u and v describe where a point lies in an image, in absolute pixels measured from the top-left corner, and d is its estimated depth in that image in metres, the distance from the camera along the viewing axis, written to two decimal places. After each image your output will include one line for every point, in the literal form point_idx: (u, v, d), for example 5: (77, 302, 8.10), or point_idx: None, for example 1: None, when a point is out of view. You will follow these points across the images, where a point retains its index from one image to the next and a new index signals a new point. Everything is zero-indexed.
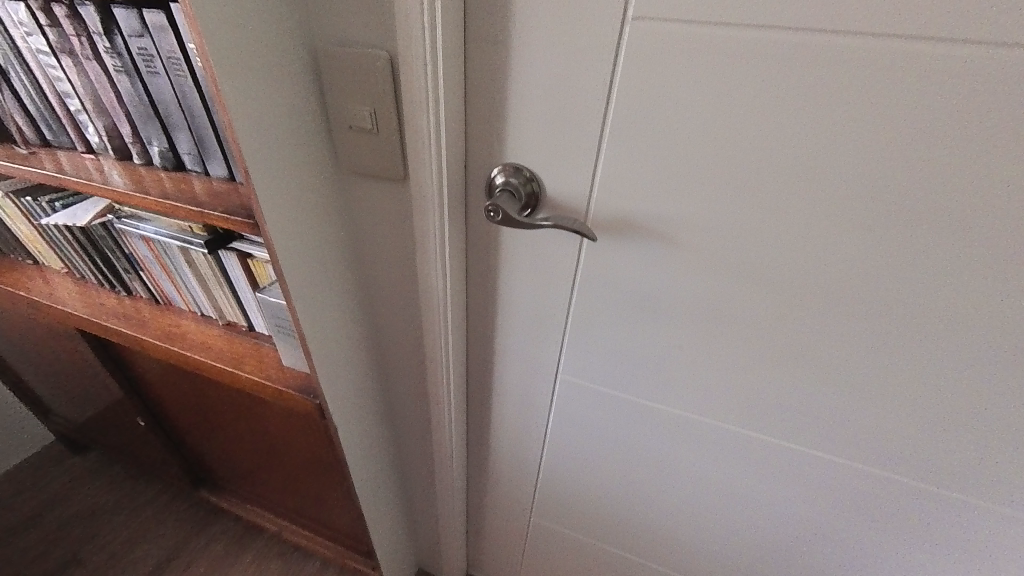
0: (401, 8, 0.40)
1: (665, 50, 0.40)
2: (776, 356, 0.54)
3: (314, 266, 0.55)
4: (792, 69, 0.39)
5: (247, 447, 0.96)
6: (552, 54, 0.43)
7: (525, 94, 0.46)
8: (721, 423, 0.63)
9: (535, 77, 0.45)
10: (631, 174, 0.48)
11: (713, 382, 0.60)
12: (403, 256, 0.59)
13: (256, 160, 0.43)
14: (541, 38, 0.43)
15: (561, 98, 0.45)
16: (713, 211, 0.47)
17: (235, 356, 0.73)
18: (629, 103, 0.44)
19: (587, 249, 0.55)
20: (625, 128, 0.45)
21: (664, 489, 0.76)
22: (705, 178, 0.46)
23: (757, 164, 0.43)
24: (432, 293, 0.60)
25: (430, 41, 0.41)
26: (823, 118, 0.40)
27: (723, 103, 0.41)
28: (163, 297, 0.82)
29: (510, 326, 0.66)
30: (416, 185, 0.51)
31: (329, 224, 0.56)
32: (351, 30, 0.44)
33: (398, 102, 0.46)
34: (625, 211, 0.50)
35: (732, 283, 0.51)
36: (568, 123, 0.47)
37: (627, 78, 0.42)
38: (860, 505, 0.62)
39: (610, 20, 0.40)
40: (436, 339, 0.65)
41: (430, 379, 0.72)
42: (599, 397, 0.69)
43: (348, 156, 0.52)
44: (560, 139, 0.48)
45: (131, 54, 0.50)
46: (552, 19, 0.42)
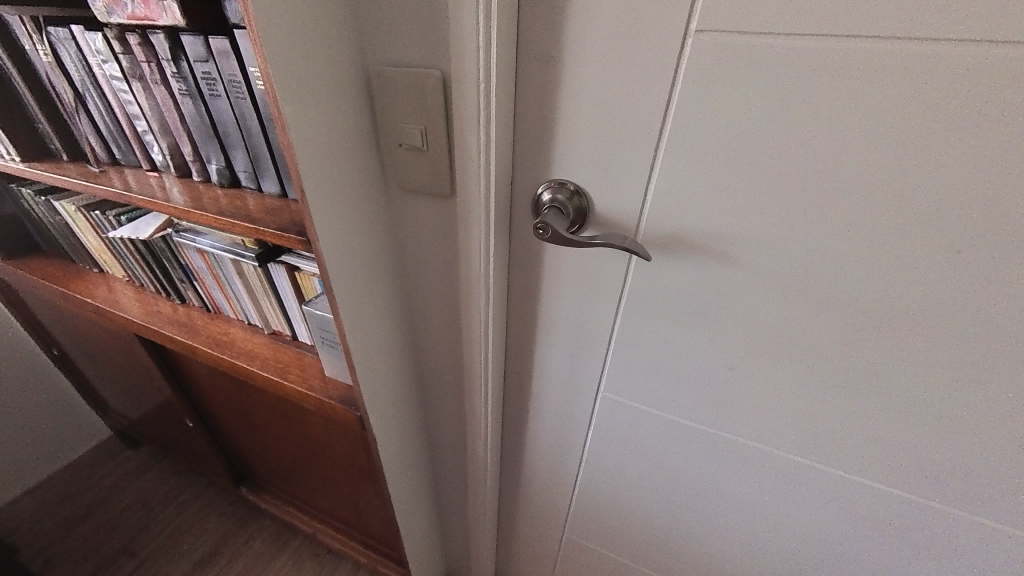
0: (456, 28, 0.40)
1: (730, 63, 0.38)
2: (845, 384, 0.50)
3: (360, 281, 0.56)
4: (874, 81, 0.35)
5: (288, 451, 0.98)
6: (607, 71, 0.42)
7: (577, 110, 0.45)
8: (774, 451, 0.59)
9: (588, 93, 0.44)
10: (688, 191, 0.46)
11: (770, 407, 0.56)
12: (446, 270, 0.59)
13: (310, 180, 0.44)
14: (595, 54, 0.42)
15: (614, 115, 0.44)
16: (775, 229, 0.44)
17: (280, 365, 0.75)
18: (686, 119, 0.42)
19: (637, 266, 0.53)
20: (680, 145, 0.43)
21: (709, 514, 0.71)
22: (767, 196, 0.43)
23: (827, 182, 0.40)
24: (473, 308, 0.59)
25: (484, 59, 0.41)
26: (909, 133, 0.36)
27: (792, 118, 0.39)
28: (214, 305, 0.85)
29: (551, 341, 0.65)
30: (463, 201, 0.50)
31: (376, 239, 0.56)
32: (405, 52, 0.44)
33: (447, 120, 0.46)
34: (679, 228, 0.48)
35: (792, 306, 0.48)
36: (620, 141, 0.45)
37: (685, 94, 0.41)
38: (931, 547, 0.56)
39: (669, 34, 0.39)
40: (475, 353, 0.64)
41: (468, 393, 0.72)
42: (642, 415, 0.66)
43: (396, 174, 0.52)
44: (610, 155, 0.47)
45: (195, 78, 0.52)
46: (609, 33, 0.40)
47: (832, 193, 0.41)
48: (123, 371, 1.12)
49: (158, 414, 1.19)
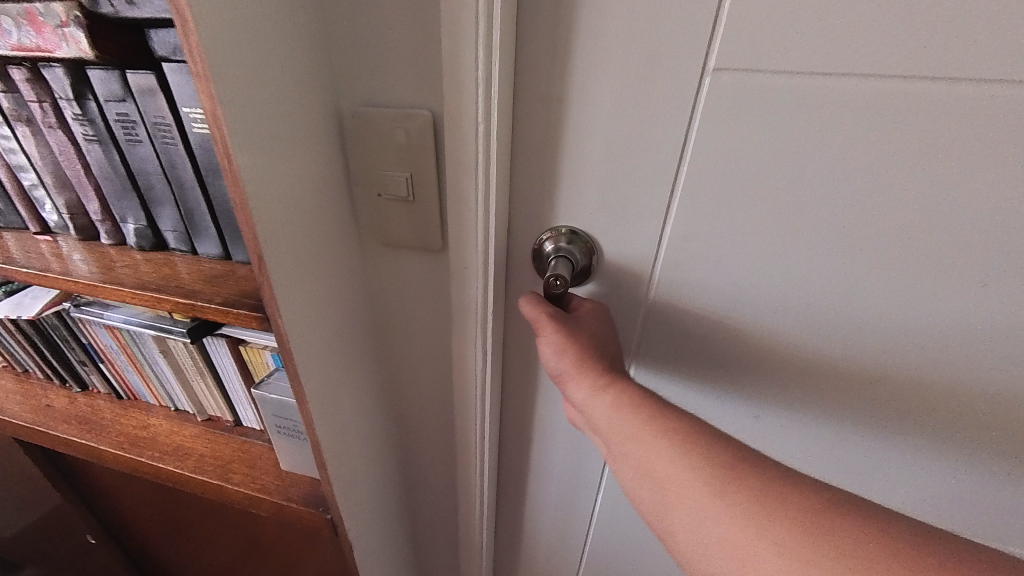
0: (451, 65, 0.34)
1: (750, 100, 0.36)
2: (889, 430, 0.45)
3: (335, 359, 0.45)
4: (900, 120, 0.34)
5: (229, 562, 0.79)
6: (616, 112, 0.39)
7: (582, 151, 0.41)
8: None
9: (596, 134, 0.40)
10: (710, 230, 0.42)
11: (806, 461, 0.51)
12: (434, 333, 0.51)
13: (272, 246, 0.34)
14: (604, 92, 0.38)
15: (623, 157, 0.40)
16: (805, 269, 0.41)
17: (221, 462, 0.60)
18: (704, 159, 0.39)
19: (654, 313, 0.48)
20: (697, 186, 0.40)
21: None
22: (790, 235, 0.40)
23: (859, 220, 0.38)
24: (470, 374, 0.51)
25: (486, 99, 0.35)
26: (939, 172, 0.34)
27: (821, 155, 0.36)
28: (129, 391, 0.69)
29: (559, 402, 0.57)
30: (457, 256, 0.43)
31: (351, 306, 0.46)
32: (386, 90, 0.38)
33: (439, 165, 0.39)
34: (699, 272, 0.44)
35: (822, 350, 0.44)
36: (630, 185, 0.42)
37: (702, 134, 0.38)
38: None
39: (684, 72, 0.36)
40: (471, 426, 0.55)
41: (462, 471, 0.61)
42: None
43: (375, 227, 0.44)
44: (620, 199, 0.43)
45: (107, 121, 0.42)
46: (618, 72, 0.37)
47: (867, 231, 0.38)
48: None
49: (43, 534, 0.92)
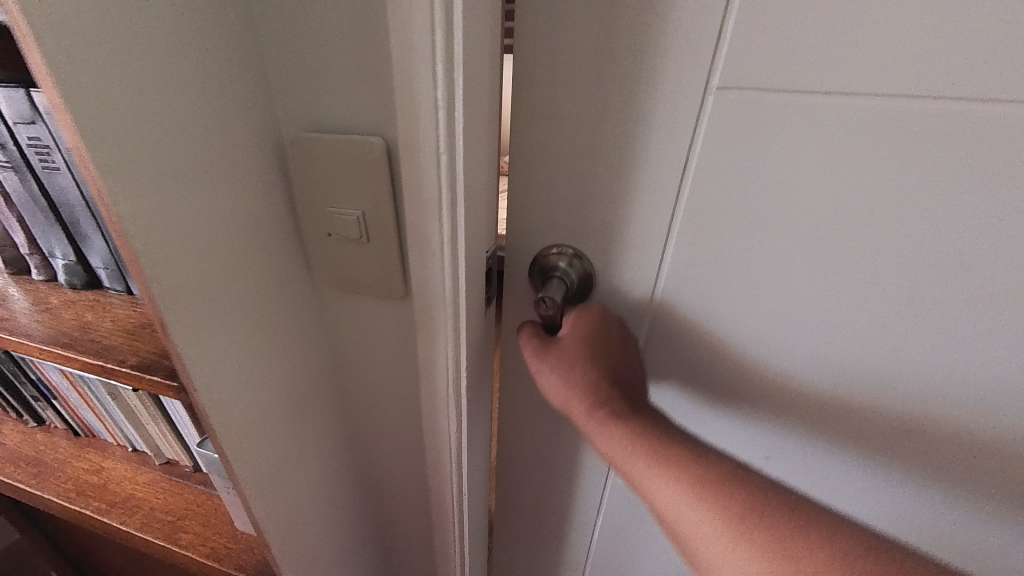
0: (405, 83, 0.28)
1: (760, 121, 0.29)
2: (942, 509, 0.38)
3: (279, 424, 0.39)
4: (953, 148, 0.27)
5: None
6: (602, 136, 0.33)
7: (565, 179, 0.36)
8: None
9: (579, 159, 0.35)
10: (717, 273, 0.35)
11: None
12: (402, 388, 0.44)
13: (179, 306, 0.28)
14: (590, 113, 0.32)
15: (611, 187, 0.35)
16: (836, 310, 0.33)
17: (171, 517, 0.54)
18: (707, 189, 0.33)
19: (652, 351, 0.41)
20: (697, 220, 0.34)
21: None
22: (813, 273, 0.33)
23: (899, 260, 0.30)
24: (442, 434, 0.44)
25: (448, 124, 0.28)
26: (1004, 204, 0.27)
27: (849, 183, 0.29)
28: (85, 428, 0.63)
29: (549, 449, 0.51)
30: (422, 305, 0.36)
31: (301, 359, 0.40)
32: (331, 112, 0.31)
33: (396, 202, 0.32)
34: (702, 321, 0.38)
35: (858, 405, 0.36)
36: (621, 218, 0.36)
37: (705, 161, 0.32)
38: None
39: (683, 89, 0.30)
40: (447, 490, 0.48)
41: (438, 535, 0.54)
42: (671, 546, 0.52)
43: (328, 270, 0.38)
44: (610, 233, 0.37)
45: (20, 146, 0.36)
46: (604, 89, 0.31)
47: (914, 273, 0.30)
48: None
49: None
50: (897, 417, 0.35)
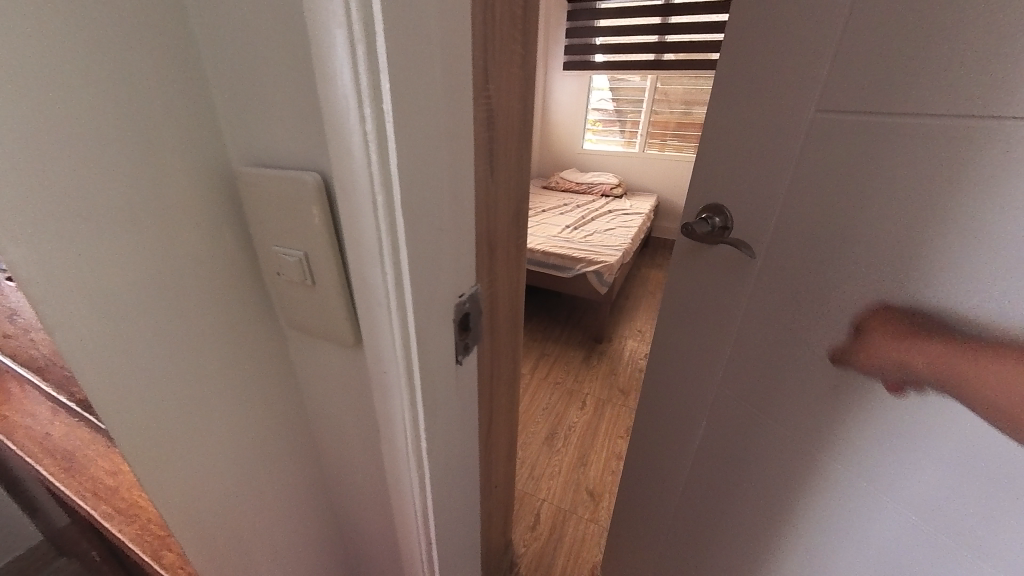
0: (331, 115, 0.24)
1: (851, 129, 0.39)
2: None
3: (227, 463, 0.37)
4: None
5: None
6: (741, 134, 0.48)
7: (718, 163, 0.51)
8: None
9: (726, 148, 0.50)
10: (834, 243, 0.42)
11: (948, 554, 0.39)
12: (363, 439, 0.40)
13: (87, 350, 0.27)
14: (741, 122, 0.47)
15: (748, 166, 0.48)
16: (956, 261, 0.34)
17: (162, 533, 0.54)
18: (810, 177, 0.43)
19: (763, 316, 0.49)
20: (806, 199, 0.43)
21: None
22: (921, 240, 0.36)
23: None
24: (403, 494, 0.40)
25: (379, 164, 0.24)
26: None
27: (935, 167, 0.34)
28: None
29: (710, 413, 0.59)
30: (372, 357, 0.33)
31: (259, 397, 0.38)
32: (272, 146, 0.28)
33: (338, 244, 0.29)
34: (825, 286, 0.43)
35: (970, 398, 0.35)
36: (753, 191, 0.48)
37: (809, 156, 0.42)
38: None
39: (793, 106, 0.43)
40: (411, 552, 0.44)
41: None
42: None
43: (283, 309, 0.35)
44: (745, 197, 0.49)
45: None
46: (745, 105, 0.47)
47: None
48: (17, 490, 0.90)
49: (59, 542, 0.95)
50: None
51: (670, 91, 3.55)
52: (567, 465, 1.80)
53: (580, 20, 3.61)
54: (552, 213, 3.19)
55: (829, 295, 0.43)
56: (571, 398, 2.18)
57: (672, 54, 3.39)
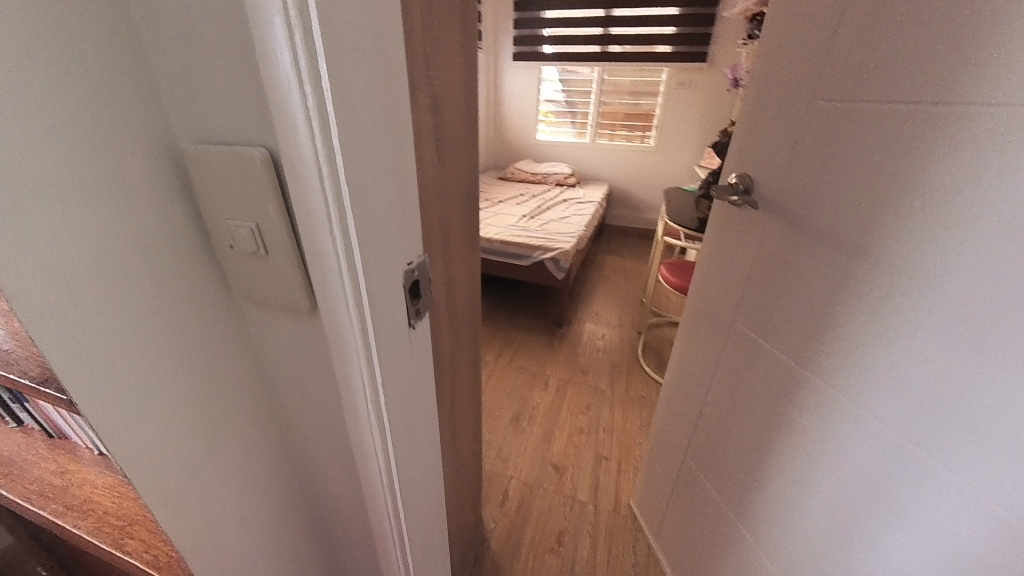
0: (276, 95, 0.27)
1: (830, 110, 0.58)
2: (959, 380, 0.49)
3: (193, 434, 0.39)
4: (929, 106, 0.48)
5: None
6: (767, 117, 0.69)
7: (753, 137, 0.73)
8: (901, 446, 0.56)
9: (758, 127, 0.72)
10: (819, 187, 0.61)
11: (893, 408, 0.56)
12: (325, 403, 0.43)
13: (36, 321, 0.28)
14: (767, 109, 0.69)
15: (768, 139, 0.70)
16: (894, 191, 0.52)
17: (124, 522, 0.54)
18: (806, 144, 0.63)
19: (772, 244, 0.70)
20: (800, 160, 0.64)
21: (827, 550, 0.68)
22: (869, 179, 0.55)
23: (928, 156, 0.49)
24: (366, 453, 0.43)
25: (322, 138, 0.28)
26: (979, 118, 0.44)
27: (878, 131, 0.53)
28: (58, 430, 0.65)
29: (736, 325, 0.79)
30: (328, 321, 0.36)
31: (217, 369, 0.40)
32: (218, 124, 0.31)
33: (288, 214, 0.32)
34: (813, 217, 0.62)
35: (903, 282, 0.52)
36: (769, 157, 0.70)
37: (805, 130, 0.62)
38: None
39: (797, 95, 0.63)
40: (379, 508, 0.47)
41: (380, 551, 0.53)
42: (843, 457, 0.63)
43: (238, 282, 0.37)
44: (764, 161, 0.71)
45: None
46: (769, 97, 0.68)
47: (942, 156, 0.47)
48: None
49: None
50: (952, 279, 0.48)
51: (618, 84, 3.68)
52: (533, 443, 1.88)
53: (530, 12, 3.64)
54: (510, 203, 3.24)
55: (815, 221, 0.62)
56: (534, 380, 2.26)
57: (619, 47, 3.50)
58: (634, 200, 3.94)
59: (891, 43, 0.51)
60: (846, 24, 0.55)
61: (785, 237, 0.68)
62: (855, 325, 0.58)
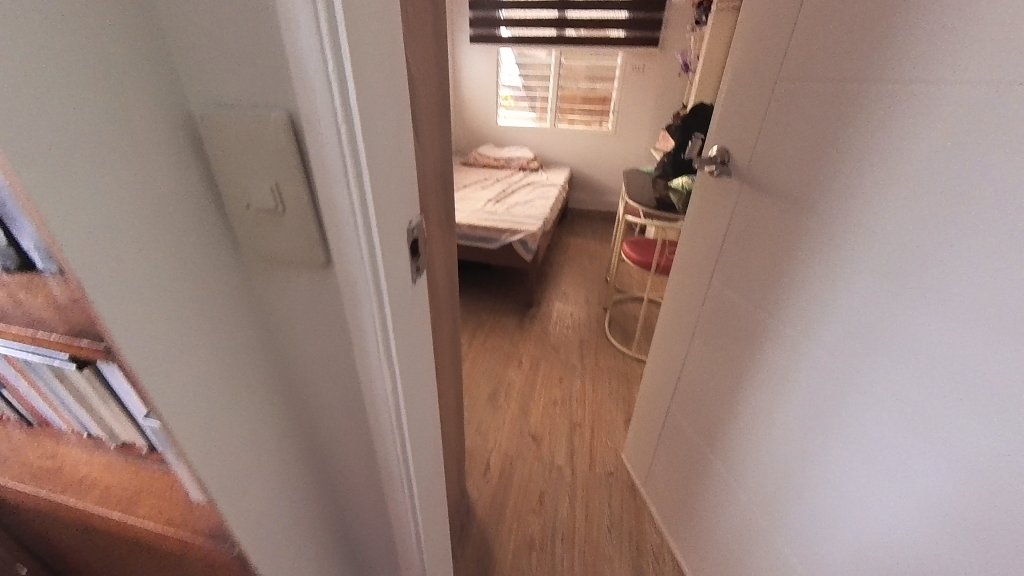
0: (296, 60, 0.30)
1: (792, 92, 0.74)
2: (877, 300, 0.62)
3: (215, 388, 0.42)
4: (858, 85, 0.62)
5: None
6: (744, 99, 0.85)
7: (732, 116, 0.89)
8: (837, 361, 0.70)
9: (736, 107, 0.88)
10: (782, 155, 0.76)
11: (833, 330, 0.70)
12: (336, 356, 0.47)
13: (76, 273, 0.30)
14: (744, 91, 0.85)
15: (746, 117, 0.85)
16: (834, 153, 0.67)
17: (128, 493, 0.56)
18: (774, 120, 0.78)
19: (747, 205, 0.86)
20: (770, 134, 0.79)
21: (783, 460, 0.83)
22: (817, 146, 0.69)
23: (857, 124, 0.63)
24: (377, 398, 0.47)
25: (340, 99, 0.31)
26: (892, 92, 0.58)
27: (824, 106, 0.68)
28: (39, 419, 0.64)
29: (721, 276, 0.95)
30: (343, 272, 0.40)
31: (232, 328, 0.43)
32: (234, 89, 0.33)
33: (305, 172, 0.35)
34: (778, 180, 0.78)
35: (842, 227, 0.67)
36: (745, 131, 0.86)
37: (773, 109, 0.78)
38: (958, 532, 0.55)
39: (768, 81, 0.79)
40: (389, 452, 0.52)
41: (388, 497, 0.57)
42: (798, 377, 0.77)
43: (251, 242, 0.40)
44: (740, 136, 0.87)
45: None
46: (745, 83, 0.84)
47: (866, 124, 0.61)
48: None
49: None
50: (874, 222, 0.62)
51: (574, 69, 3.75)
52: (511, 416, 1.96)
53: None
54: (475, 188, 3.25)
55: (780, 184, 0.77)
56: (509, 359, 2.33)
57: (573, 31, 3.56)
58: (595, 183, 4.07)
59: (834, 37, 0.65)
60: (802, 22, 0.70)
61: (757, 198, 0.83)
62: (807, 265, 0.73)
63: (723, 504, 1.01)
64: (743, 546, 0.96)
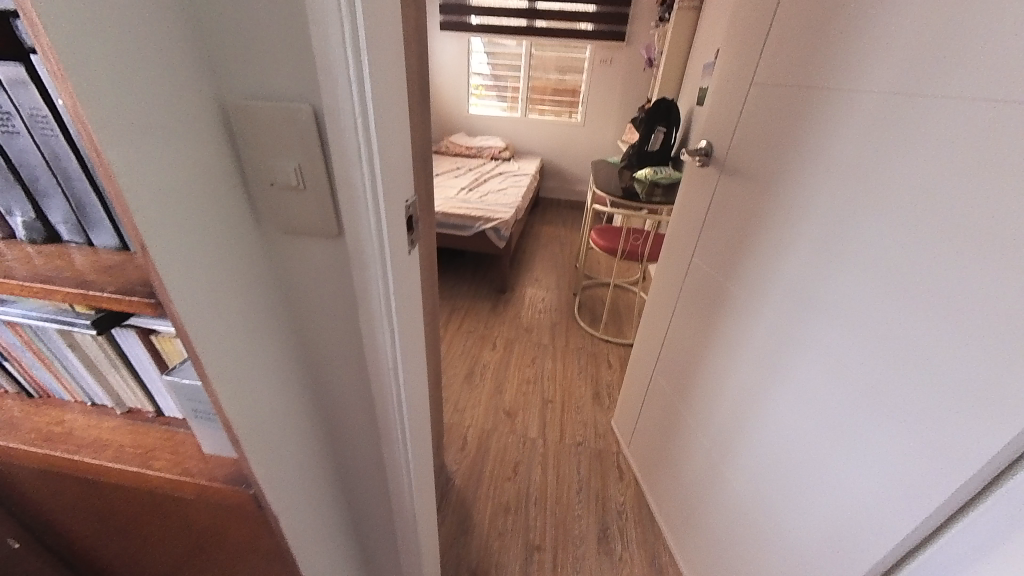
0: (323, 62, 0.37)
1: (761, 91, 0.87)
2: (812, 267, 0.76)
3: (241, 344, 0.48)
4: (806, 88, 0.76)
5: (155, 559, 0.78)
6: (726, 97, 0.98)
7: (716, 111, 1.02)
8: (783, 320, 0.84)
9: (719, 104, 1.01)
10: (751, 145, 0.89)
11: (779, 294, 0.84)
12: (345, 316, 0.54)
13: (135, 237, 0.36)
14: (727, 90, 0.98)
15: (725, 111, 0.98)
16: (787, 143, 0.80)
17: (141, 450, 0.62)
18: (746, 115, 0.91)
19: (722, 189, 0.99)
20: (743, 126, 0.92)
21: (739, 407, 0.97)
22: (776, 138, 0.83)
23: (804, 120, 0.76)
24: (379, 354, 0.55)
25: (358, 93, 0.38)
26: (830, 96, 0.71)
27: (782, 104, 0.81)
28: (41, 388, 0.67)
29: (699, 251, 1.09)
30: (354, 241, 0.46)
31: (254, 291, 0.49)
32: (266, 83, 0.40)
33: (325, 154, 0.42)
34: (747, 167, 0.91)
35: (790, 207, 0.80)
36: (724, 124, 0.99)
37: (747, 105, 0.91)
38: (862, 452, 0.69)
39: (744, 82, 0.92)
40: (389, 404, 0.59)
41: (386, 445, 0.65)
42: (754, 335, 0.92)
43: (274, 214, 0.47)
44: (720, 128, 1.00)
45: None
46: (728, 83, 0.97)
47: (811, 121, 0.75)
48: None
49: None
50: (813, 203, 0.75)
51: (544, 59, 3.81)
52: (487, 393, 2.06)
53: None
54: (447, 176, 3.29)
55: (748, 171, 0.90)
56: (484, 341, 2.43)
57: (543, 22, 3.61)
58: (565, 173, 4.18)
59: (794, 48, 0.78)
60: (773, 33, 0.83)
61: (730, 182, 0.97)
62: (765, 239, 0.87)
63: (690, 450, 1.16)
64: (704, 486, 1.11)
